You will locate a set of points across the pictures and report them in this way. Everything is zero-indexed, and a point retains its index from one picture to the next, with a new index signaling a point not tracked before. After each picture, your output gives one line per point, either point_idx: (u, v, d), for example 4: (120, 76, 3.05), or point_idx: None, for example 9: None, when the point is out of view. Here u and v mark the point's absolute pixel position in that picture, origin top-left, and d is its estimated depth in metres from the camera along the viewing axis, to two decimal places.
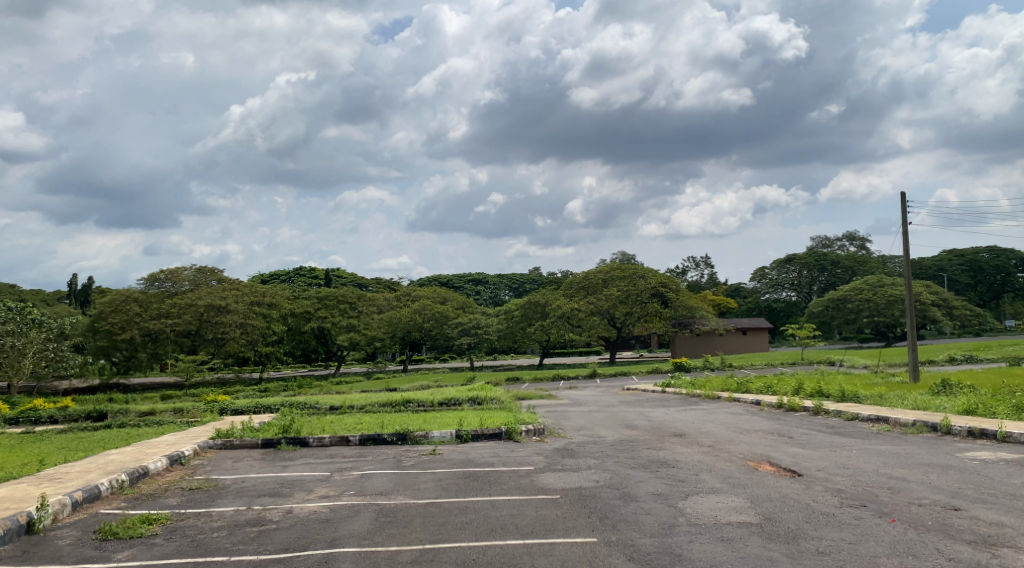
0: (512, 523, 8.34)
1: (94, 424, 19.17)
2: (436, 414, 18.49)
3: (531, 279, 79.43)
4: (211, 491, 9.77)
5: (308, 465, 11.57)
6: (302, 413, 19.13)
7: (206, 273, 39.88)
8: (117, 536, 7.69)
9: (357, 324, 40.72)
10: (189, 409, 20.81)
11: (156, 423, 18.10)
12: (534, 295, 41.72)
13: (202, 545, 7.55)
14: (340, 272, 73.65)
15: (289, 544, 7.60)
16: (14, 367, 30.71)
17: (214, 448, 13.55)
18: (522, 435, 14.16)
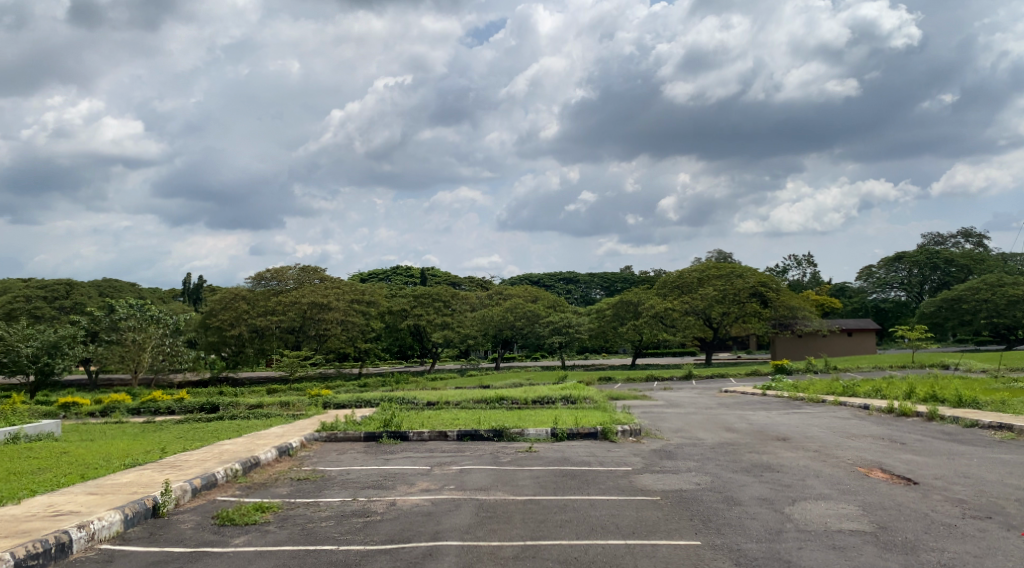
0: (613, 522, 8.29)
1: (209, 415, 20.02)
2: (532, 412, 18.51)
3: (624, 277, 78.46)
4: (318, 481, 10.08)
5: (409, 459, 11.79)
6: (401, 408, 19.52)
7: (310, 272, 41.09)
8: (234, 522, 8.03)
9: (451, 322, 41.32)
10: (295, 403, 21.49)
11: (263, 415, 18.82)
12: (625, 295, 41.45)
13: (312, 533, 7.79)
14: (434, 271, 74.57)
15: (394, 535, 7.76)
16: (134, 360, 32.27)
17: (320, 440, 13.97)
18: (619, 435, 14.02)
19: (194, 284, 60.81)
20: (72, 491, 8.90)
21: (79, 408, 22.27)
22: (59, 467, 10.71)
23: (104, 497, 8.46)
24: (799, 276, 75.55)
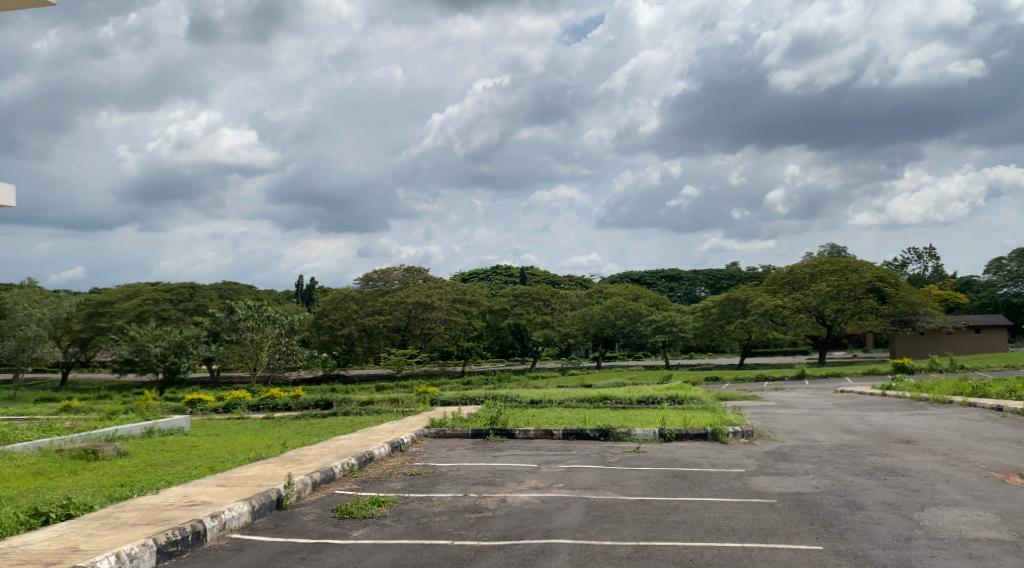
0: (729, 525, 8.08)
1: (323, 411, 20.68)
2: (638, 411, 18.32)
3: (730, 274, 76.58)
4: (430, 477, 10.23)
5: (517, 457, 11.84)
6: (506, 406, 19.65)
7: (414, 273, 41.85)
8: (352, 515, 8.23)
9: (551, 320, 41.25)
10: (404, 399, 21.95)
11: (374, 412, 19.28)
12: (731, 292, 40.48)
13: (427, 528, 7.90)
14: (535, 270, 74.76)
15: (506, 532, 7.79)
16: (252, 359, 33.77)
17: (429, 436, 14.19)
18: (730, 436, 13.68)
19: (306, 285, 62.97)
20: (203, 482, 9.35)
21: (204, 404, 23.37)
22: (189, 460, 11.29)
23: (233, 489, 8.83)
24: (921, 268, 72.02)
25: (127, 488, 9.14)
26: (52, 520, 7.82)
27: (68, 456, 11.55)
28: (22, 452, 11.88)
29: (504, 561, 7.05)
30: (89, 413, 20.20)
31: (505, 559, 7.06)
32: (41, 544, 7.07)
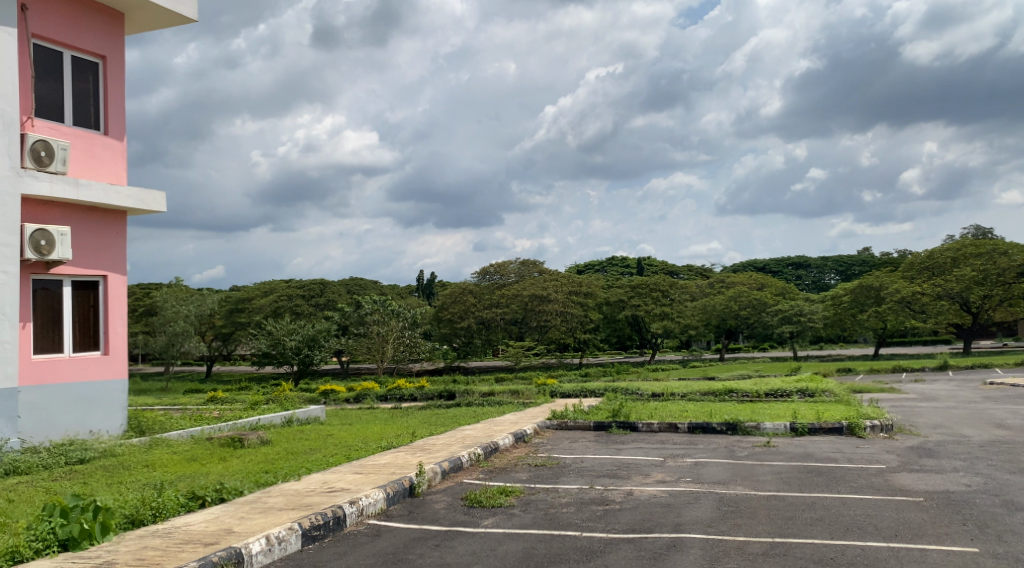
0: (871, 523, 7.74)
1: (447, 402, 21.12)
2: (766, 405, 17.80)
3: (862, 260, 73.20)
4: (555, 468, 10.26)
5: (641, 450, 11.72)
6: (628, 399, 19.49)
7: (530, 266, 41.95)
8: (482, 504, 8.36)
9: (670, 311, 40.59)
10: (524, 390, 22.14)
11: (496, 403, 19.53)
12: (863, 278, 38.71)
13: (555, 519, 7.94)
14: (653, 260, 73.77)
15: (635, 525, 7.73)
16: (379, 351, 34.90)
17: (552, 428, 14.23)
18: (867, 431, 13.09)
19: (427, 280, 64.43)
20: (340, 470, 9.73)
21: (336, 395, 24.28)
22: (326, 448, 11.79)
23: (368, 477, 9.15)
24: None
25: (272, 473, 9.63)
26: (208, 503, 8.34)
27: (217, 443, 12.27)
28: (177, 440, 12.70)
29: (636, 553, 6.98)
30: (232, 403, 21.42)
31: (636, 552, 6.98)
32: (200, 525, 7.55)
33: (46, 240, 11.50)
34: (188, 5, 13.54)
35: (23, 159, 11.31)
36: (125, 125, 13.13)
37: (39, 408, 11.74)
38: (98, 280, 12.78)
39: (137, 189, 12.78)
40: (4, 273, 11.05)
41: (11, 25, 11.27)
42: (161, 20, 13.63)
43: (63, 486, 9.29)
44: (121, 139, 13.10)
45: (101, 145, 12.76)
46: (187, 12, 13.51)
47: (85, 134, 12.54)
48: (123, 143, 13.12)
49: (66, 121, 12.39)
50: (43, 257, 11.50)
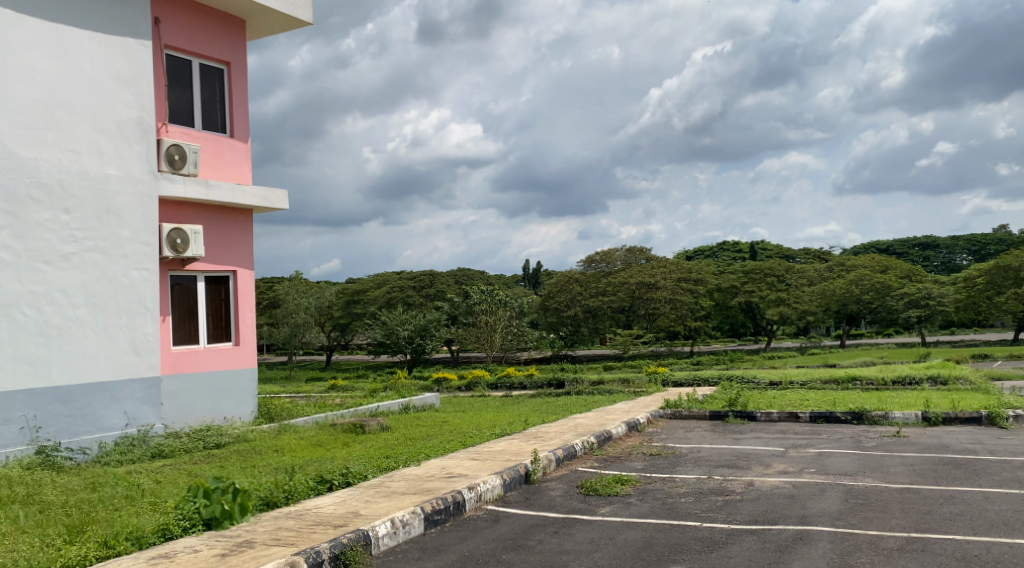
0: (1018, 519, 7.41)
1: (558, 390, 21.29)
2: (893, 393, 17.16)
3: (997, 239, 68.96)
4: (670, 457, 10.25)
5: (760, 439, 11.54)
6: (744, 387, 19.16)
7: (636, 253, 41.38)
8: (598, 492, 8.47)
9: (786, 297, 39.34)
10: (636, 379, 22.07)
11: (607, 392, 19.53)
12: (1002, 258, 36.62)
13: (674, 508, 7.96)
14: (766, 244, 71.83)
15: (758, 516, 7.67)
16: (487, 340, 35.35)
17: (666, 417, 14.18)
18: (1009, 421, 12.47)
19: (534, 268, 64.79)
20: (458, 456, 10.03)
21: (448, 383, 24.84)
22: (442, 434, 12.14)
23: (485, 463, 9.39)
24: None
25: (393, 459, 10.01)
26: (335, 487, 8.79)
27: (340, 430, 12.82)
28: (303, 426, 13.34)
29: (761, 544, 6.92)
30: (352, 390, 22.29)
31: (760, 543, 6.92)
32: (329, 508, 7.96)
33: (181, 238, 12.26)
34: (305, 9, 14.09)
35: (159, 162, 12.07)
36: (249, 127, 13.83)
37: (180, 396, 12.56)
38: (229, 275, 13.53)
39: (262, 188, 13.46)
40: (146, 271, 11.86)
41: (147, 38, 12.00)
42: (279, 24, 14.23)
43: (203, 469, 9.94)
44: (246, 141, 13.81)
45: (228, 147, 13.48)
46: (304, 15, 14.06)
47: (213, 137, 13.27)
48: (248, 144, 13.83)
49: (196, 125, 13.14)
50: (180, 255, 12.28)
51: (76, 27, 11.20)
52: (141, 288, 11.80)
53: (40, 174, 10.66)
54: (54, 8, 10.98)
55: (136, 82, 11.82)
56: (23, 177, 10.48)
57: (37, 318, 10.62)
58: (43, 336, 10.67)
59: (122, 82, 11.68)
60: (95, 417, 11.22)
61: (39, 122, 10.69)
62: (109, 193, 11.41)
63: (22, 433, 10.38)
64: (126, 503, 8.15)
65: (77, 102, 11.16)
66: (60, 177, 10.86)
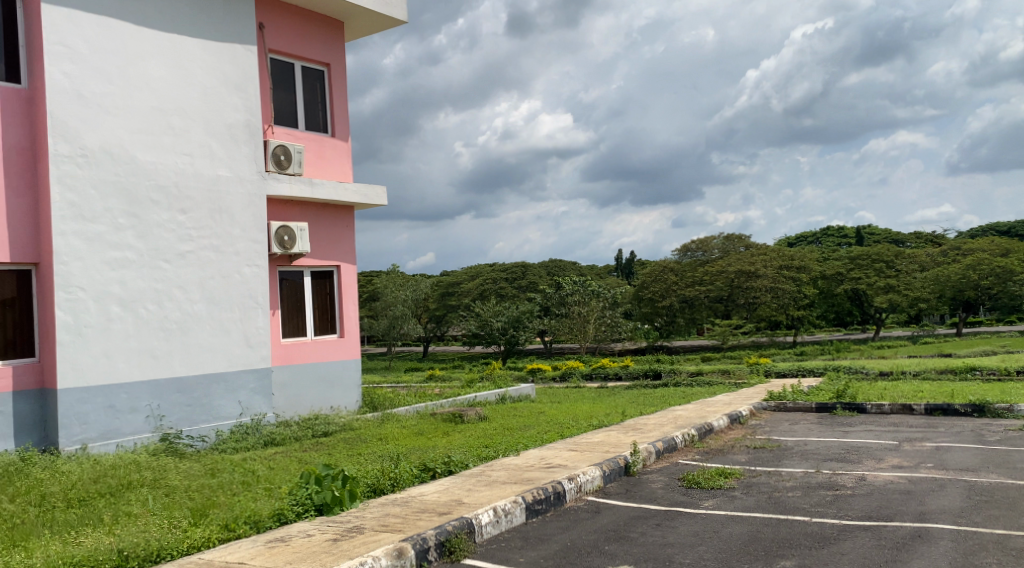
0: None
1: (655, 382, 21.17)
2: (1014, 384, 16.35)
3: None
4: (775, 451, 10.09)
5: (871, 433, 11.21)
6: (853, 378, 18.61)
7: (735, 241, 40.50)
8: (700, 486, 8.41)
9: (896, 283, 38.01)
10: (736, 370, 21.71)
11: (706, 383, 19.30)
12: None
13: (781, 503, 7.84)
14: (873, 228, 69.20)
15: (872, 512, 7.48)
16: (581, 331, 35.37)
17: (769, 409, 13.92)
18: None
19: (628, 258, 64.33)
20: (556, 446, 10.12)
21: (543, 373, 25.04)
22: (540, 425, 12.26)
23: (584, 454, 9.45)
24: None
25: (492, 449, 10.20)
26: (438, 475, 9.02)
27: (440, 419, 13.11)
28: (405, 415, 13.70)
29: (876, 541, 6.74)
30: (450, 381, 22.73)
31: (875, 540, 6.75)
32: (433, 496, 8.18)
33: (288, 235, 12.75)
34: (400, 8, 14.37)
35: (267, 162, 12.57)
36: (349, 126, 14.23)
37: (289, 386, 13.09)
38: (332, 270, 13.98)
39: (362, 185, 13.85)
40: (256, 267, 12.41)
41: (253, 43, 12.50)
42: (376, 24, 14.57)
43: (312, 456, 10.35)
44: (346, 139, 14.22)
45: (330, 147, 13.92)
46: (399, 14, 14.35)
47: (316, 137, 13.72)
48: (348, 143, 14.24)
49: (299, 126, 13.61)
50: (287, 251, 12.77)
51: (187, 35, 11.76)
52: (252, 283, 12.35)
53: (159, 178, 11.27)
54: (168, 19, 11.55)
55: (243, 86, 12.34)
56: (144, 181, 11.09)
57: (159, 313, 11.24)
58: (164, 329, 11.30)
59: (230, 87, 12.20)
60: (212, 407, 11.81)
61: (156, 128, 11.28)
62: (221, 193, 11.97)
63: (147, 421, 11.05)
64: (243, 488, 8.59)
65: (191, 107, 11.72)
66: (176, 180, 11.45)
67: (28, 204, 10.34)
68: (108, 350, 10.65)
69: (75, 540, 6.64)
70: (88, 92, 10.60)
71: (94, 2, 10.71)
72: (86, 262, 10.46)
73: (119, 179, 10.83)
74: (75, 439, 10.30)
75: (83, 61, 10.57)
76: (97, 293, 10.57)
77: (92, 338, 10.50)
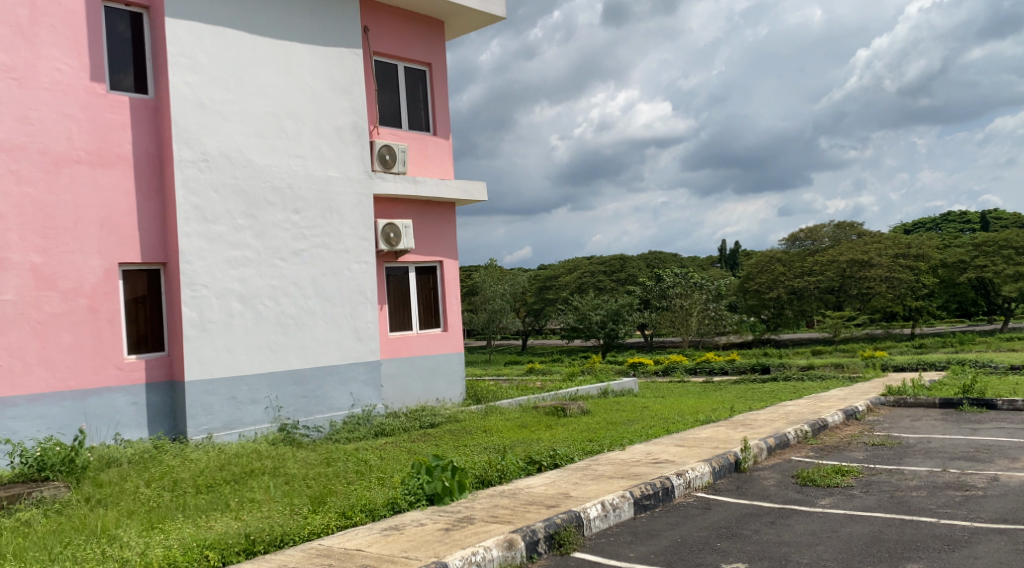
0: None
1: (764, 376, 20.65)
2: None
3: None
4: (895, 448, 9.69)
5: (1002, 430, 10.61)
6: (980, 372, 17.65)
7: (846, 229, 38.88)
8: (816, 483, 8.19)
9: None
10: (851, 364, 20.93)
11: (818, 378, 18.68)
12: None
13: (904, 503, 7.54)
14: (998, 212, 65.39)
15: (1005, 514, 7.10)
16: (683, 324, 34.83)
17: (888, 405, 13.37)
18: None
19: (731, 249, 62.96)
20: (663, 442, 10.01)
21: (646, 367, 24.81)
22: (645, 419, 12.15)
23: (691, 450, 9.33)
24: None
25: (597, 443, 10.18)
26: (544, 468, 9.08)
27: (543, 412, 13.19)
28: (509, 408, 13.83)
29: (1012, 545, 6.40)
30: (552, 374, 22.85)
31: (1010, 544, 6.41)
32: (540, 488, 8.24)
33: (394, 232, 13.05)
34: (499, 4, 14.44)
35: (373, 162, 12.91)
36: (451, 123, 14.45)
37: (397, 378, 13.43)
38: (436, 265, 14.24)
39: (464, 181, 14.04)
40: (365, 263, 12.76)
41: (358, 46, 12.84)
42: (475, 21, 14.69)
43: (421, 447, 10.58)
44: (448, 137, 14.44)
45: (432, 145, 14.17)
46: (498, 10, 14.42)
47: (419, 136, 13.99)
48: (450, 140, 14.46)
49: (403, 125, 13.91)
50: (394, 247, 13.08)
51: (298, 42, 12.18)
52: (362, 279, 12.71)
53: (273, 180, 11.73)
54: (281, 26, 12.00)
55: (349, 89, 12.70)
56: (259, 183, 11.57)
57: (275, 309, 11.71)
58: (281, 324, 11.77)
59: (338, 90, 12.58)
60: (326, 398, 12.24)
61: (271, 132, 11.75)
62: (331, 193, 12.36)
63: (266, 411, 11.55)
64: (357, 477, 8.88)
65: (302, 111, 12.13)
66: (289, 181, 11.89)
67: (156, 207, 10.95)
68: (230, 345, 11.18)
69: (207, 524, 7.01)
70: (208, 99, 11.12)
71: (212, 14, 11.22)
72: (208, 261, 11.00)
73: (237, 182, 11.33)
74: (202, 429, 10.85)
75: (203, 70, 11.10)
76: (219, 291, 11.10)
77: (216, 333, 11.04)
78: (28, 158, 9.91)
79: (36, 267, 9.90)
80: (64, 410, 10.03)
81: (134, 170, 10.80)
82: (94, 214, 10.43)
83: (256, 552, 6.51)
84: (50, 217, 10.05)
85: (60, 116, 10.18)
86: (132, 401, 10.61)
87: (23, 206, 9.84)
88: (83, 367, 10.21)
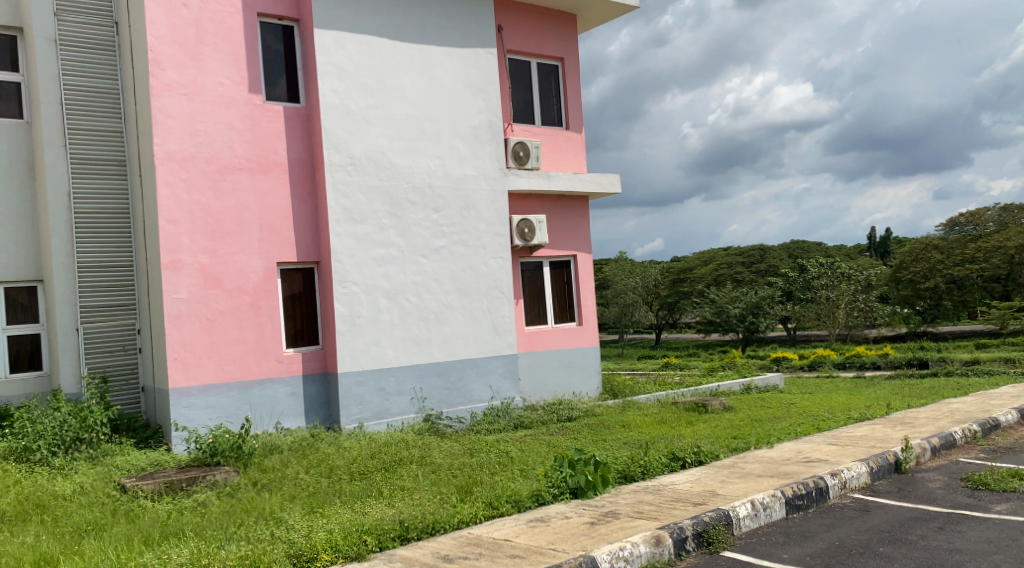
0: None
1: (922, 371, 19.48)
2: None
3: None
4: None
5: None
6: None
7: (1014, 211, 35.95)
8: (989, 487, 7.65)
9: None
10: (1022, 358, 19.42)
11: (984, 374, 17.42)
12: None
13: None
14: None
15: None
16: (830, 316, 33.34)
17: None
18: None
19: (882, 237, 59.80)
20: (814, 440, 9.63)
21: (790, 362, 23.88)
22: (792, 417, 11.70)
23: (846, 449, 8.94)
24: None
25: (743, 440, 9.92)
26: (688, 464, 8.93)
27: (683, 408, 12.96)
28: (646, 403, 13.68)
29: None
30: (691, 369, 22.38)
31: None
32: (685, 485, 8.10)
33: (528, 228, 13.16)
34: None
35: (508, 160, 13.07)
36: (584, 117, 14.42)
37: (534, 371, 13.55)
38: (570, 259, 14.25)
39: (598, 175, 13.98)
40: (502, 258, 12.93)
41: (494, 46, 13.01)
42: (609, 12, 14.54)
43: (561, 441, 10.62)
44: (581, 131, 14.42)
45: (566, 140, 14.19)
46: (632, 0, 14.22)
47: (553, 131, 14.04)
48: (583, 135, 14.43)
49: (537, 122, 13.99)
50: (529, 242, 13.21)
51: (437, 44, 12.47)
52: (499, 275, 12.90)
53: (415, 180, 12.07)
54: (421, 30, 12.31)
55: (487, 88, 12.89)
56: (402, 183, 11.93)
57: (418, 304, 12.06)
58: (423, 319, 12.12)
59: (475, 90, 12.79)
60: (467, 390, 12.50)
61: (412, 134, 12.09)
62: (469, 191, 12.60)
63: (411, 403, 11.92)
64: (500, 468, 9.02)
65: (441, 112, 12.42)
66: (430, 181, 12.20)
67: (309, 209, 11.51)
68: (377, 339, 11.61)
69: (363, 510, 7.31)
70: (353, 105, 11.56)
71: (356, 22, 11.65)
72: (357, 259, 11.45)
73: (382, 183, 11.73)
74: (353, 418, 11.34)
75: (349, 77, 11.55)
76: (367, 287, 11.54)
77: (364, 328, 11.49)
78: (196, 167, 10.63)
79: (205, 268, 10.61)
80: (230, 400, 10.71)
81: (290, 175, 11.38)
82: (255, 217, 11.07)
83: (410, 539, 6.74)
84: (216, 221, 10.74)
85: (223, 126, 10.85)
86: (290, 392, 11.20)
87: (193, 212, 10.57)
88: (247, 360, 10.87)
